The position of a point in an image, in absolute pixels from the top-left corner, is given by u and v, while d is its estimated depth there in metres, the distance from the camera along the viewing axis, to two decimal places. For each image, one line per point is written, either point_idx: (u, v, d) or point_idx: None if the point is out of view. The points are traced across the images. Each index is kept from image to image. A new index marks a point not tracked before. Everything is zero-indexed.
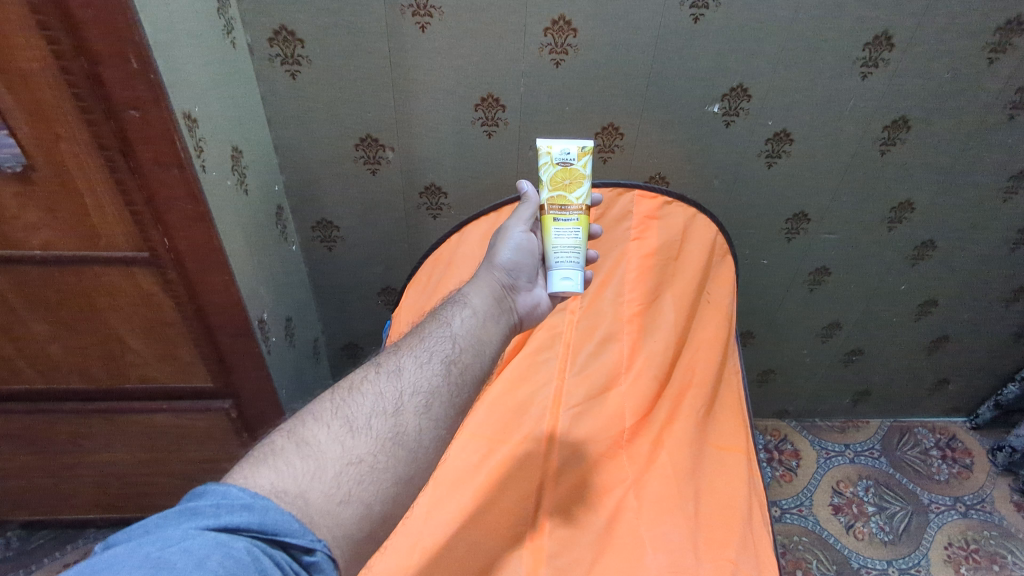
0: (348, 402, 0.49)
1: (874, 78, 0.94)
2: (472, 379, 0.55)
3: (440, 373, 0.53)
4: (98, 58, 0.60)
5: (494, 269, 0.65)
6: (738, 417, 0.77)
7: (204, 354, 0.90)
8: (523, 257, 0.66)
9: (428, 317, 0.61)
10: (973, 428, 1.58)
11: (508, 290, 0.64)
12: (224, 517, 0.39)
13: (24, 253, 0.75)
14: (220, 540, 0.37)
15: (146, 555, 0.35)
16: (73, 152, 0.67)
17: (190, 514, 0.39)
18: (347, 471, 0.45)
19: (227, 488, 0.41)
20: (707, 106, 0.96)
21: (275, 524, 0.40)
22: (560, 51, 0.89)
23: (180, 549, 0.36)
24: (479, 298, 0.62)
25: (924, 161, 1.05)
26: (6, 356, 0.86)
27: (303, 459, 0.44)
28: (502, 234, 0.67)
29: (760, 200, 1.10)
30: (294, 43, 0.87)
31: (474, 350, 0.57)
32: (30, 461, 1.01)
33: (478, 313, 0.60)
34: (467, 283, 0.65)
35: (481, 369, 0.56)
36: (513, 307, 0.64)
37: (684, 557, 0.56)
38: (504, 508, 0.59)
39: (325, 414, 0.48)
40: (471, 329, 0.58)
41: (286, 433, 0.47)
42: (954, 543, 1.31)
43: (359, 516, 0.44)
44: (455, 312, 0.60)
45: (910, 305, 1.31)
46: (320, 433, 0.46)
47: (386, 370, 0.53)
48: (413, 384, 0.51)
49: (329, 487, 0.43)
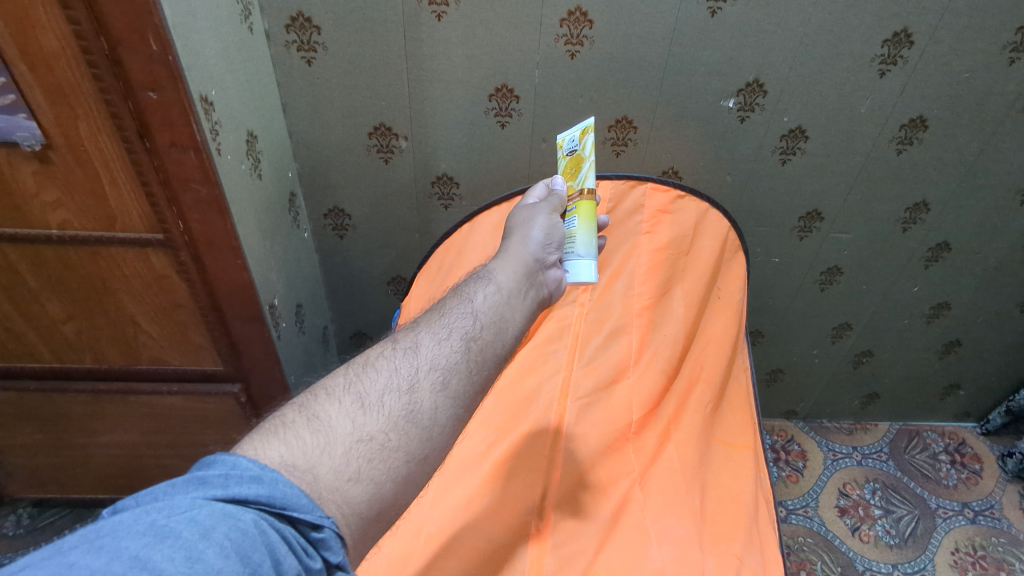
0: (363, 377, 0.50)
1: (892, 76, 0.93)
2: (491, 356, 0.55)
3: (459, 351, 0.53)
4: (118, 39, 0.61)
5: (526, 245, 0.66)
6: (745, 414, 0.77)
7: (216, 337, 0.91)
8: (554, 232, 0.69)
9: (452, 292, 0.61)
10: (983, 433, 1.56)
11: (539, 266, 0.65)
12: (232, 488, 0.39)
13: (40, 232, 0.76)
14: (227, 513, 0.37)
15: (152, 522, 0.35)
16: (91, 132, 0.67)
17: (199, 483, 0.39)
18: (357, 448, 0.45)
19: (236, 460, 0.41)
20: (722, 101, 0.96)
21: (283, 498, 0.40)
22: (576, 42, 0.89)
23: (186, 518, 0.36)
24: (506, 275, 0.62)
25: (941, 161, 1.04)
26: (20, 333, 0.87)
27: (313, 434, 0.45)
28: (531, 214, 0.70)
29: (774, 198, 1.10)
30: (311, 29, 0.88)
31: (496, 327, 0.57)
32: (43, 439, 1.03)
33: (503, 289, 0.60)
34: (494, 259, 0.66)
35: (502, 347, 0.56)
36: (543, 282, 0.65)
37: (690, 549, 0.56)
38: (509, 496, 0.59)
39: (337, 390, 0.49)
40: (496, 306, 0.58)
41: (298, 407, 0.47)
42: (961, 548, 1.30)
43: (367, 495, 0.44)
44: (478, 288, 0.60)
45: (923, 307, 1.30)
46: (332, 408, 0.47)
47: (402, 346, 0.53)
48: (430, 360, 0.52)
49: (338, 464, 0.44)
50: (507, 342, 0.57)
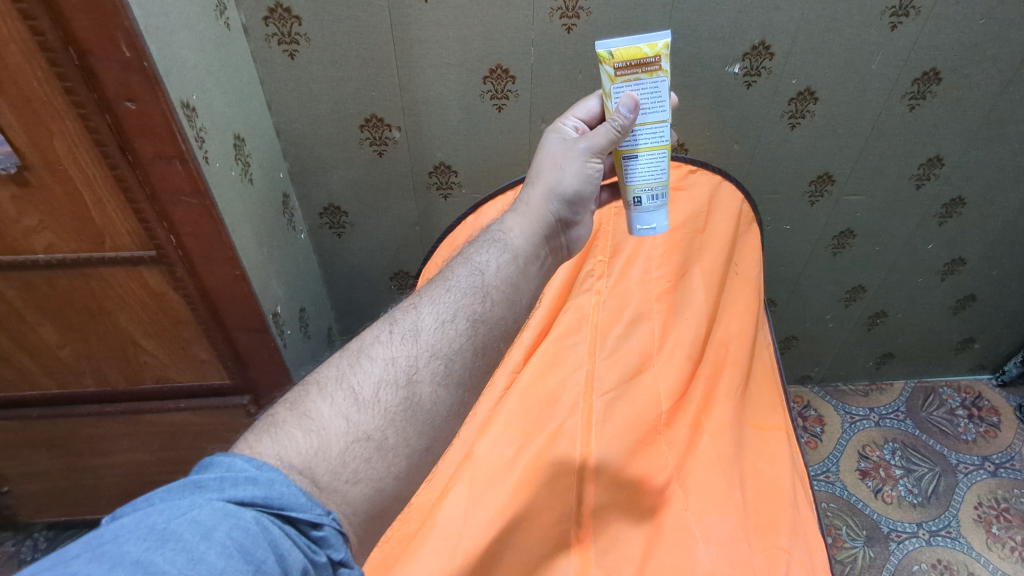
0: (356, 368, 0.45)
1: (904, 28, 0.88)
2: (498, 335, 0.51)
3: (464, 333, 0.48)
4: (88, 47, 0.56)
5: (549, 201, 0.59)
6: (772, 393, 0.75)
7: (219, 351, 0.87)
8: (588, 185, 0.60)
9: (457, 261, 0.55)
10: (999, 385, 1.55)
11: (561, 225, 0.61)
12: (229, 491, 0.36)
13: (26, 257, 0.72)
14: (228, 510, 0.34)
15: (153, 525, 0.33)
16: (68, 148, 0.63)
17: (195, 486, 0.36)
18: (354, 448, 0.41)
19: (232, 460, 0.38)
20: (728, 67, 0.91)
21: (281, 498, 0.37)
22: (572, 15, 0.84)
23: (186, 520, 0.33)
24: (522, 239, 0.57)
25: (956, 114, 1.00)
26: (16, 361, 0.84)
27: (305, 434, 0.40)
28: (565, 156, 0.60)
29: (783, 164, 1.06)
30: (291, 20, 0.83)
31: (507, 302, 0.52)
32: (51, 464, 1.00)
33: (518, 256, 0.55)
34: (510, 211, 0.60)
35: (512, 323, 0.52)
36: (561, 242, 0.61)
37: (737, 548, 0.53)
38: (546, 506, 0.57)
39: (329, 383, 0.44)
40: (509, 275, 0.53)
41: (288, 404, 0.43)
42: (984, 502, 1.30)
43: (368, 496, 0.41)
44: (489, 255, 0.54)
45: (937, 264, 1.27)
46: (323, 405, 0.42)
47: (401, 329, 0.48)
48: (430, 346, 0.47)
49: (335, 465, 0.40)
50: (519, 317, 0.53)
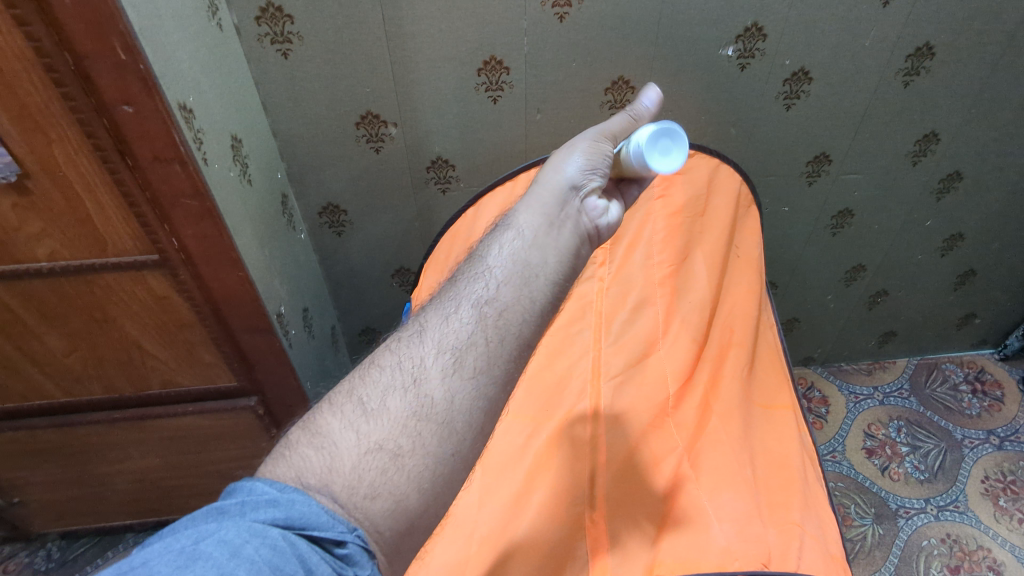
0: (367, 379, 0.44)
1: (895, 5, 0.88)
2: (516, 317, 0.46)
3: (472, 321, 0.45)
4: (83, 52, 0.56)
5: (563, 170, 0.56)
6: (779, 373, 0.75)
7: (225, 353, 0.87)
8: (601, 159, 0.58)
9: (470, 256, 0.52)
10: (1001, 359, 1.56)
11: (574, 192, 0.55)
12: (251, 513, 0.37)
13: (29, 265, 0.72)
14: (254, 529, 0.35)
15: (182, 549, 0.34)
16: (68, 155, 0.63)
17: (218, 513, 0.37)
18: (368, 460, 0.40)
19: (253, 484, 0.39)
20: (721, 50, 0.91)
21: (302, 517, 0.37)
22: (563, 3, 0.84)
23: (215, 540, 0.34)
24: (530, 217, 0.52)
25: (951, 88, 1.00)
26: (22, 371, 0.84)
27: (317, 451, 0.40)
28: (568, 142, 0.60)
29: (779, 145, 1.06)
30: (283, 19, 0.83)
31: (523, 283, 0.48)
32: (62, 474, 1.00)
33: (528, 234, 0.51)
34: (523, 196, 0.56)
35: (531, 302, 0.47)
36: (579, 213, 0.54)
37: (752, 524, 0.54)
38: (559, 492, 0.57)
39: (340, 398, 0.43)
40: (519, 256, 0.49)
41: (302, 425, 0.43)
42: (991, 476, 1.31)
43: (389, 510, 0.39)
44: (500, 242, 0.51)
45: (936, 241, 1.28)
46: (334, 420, 0.42)
47: (410, 333, 0.46)
48: (438, 342, 0.45)
49: (350, 480, 0.39)
50: (537, 296, 0.47)
